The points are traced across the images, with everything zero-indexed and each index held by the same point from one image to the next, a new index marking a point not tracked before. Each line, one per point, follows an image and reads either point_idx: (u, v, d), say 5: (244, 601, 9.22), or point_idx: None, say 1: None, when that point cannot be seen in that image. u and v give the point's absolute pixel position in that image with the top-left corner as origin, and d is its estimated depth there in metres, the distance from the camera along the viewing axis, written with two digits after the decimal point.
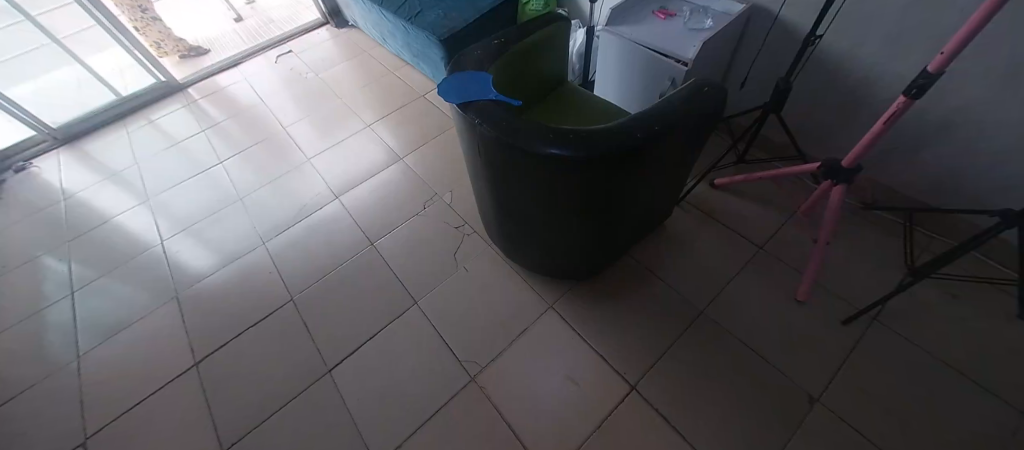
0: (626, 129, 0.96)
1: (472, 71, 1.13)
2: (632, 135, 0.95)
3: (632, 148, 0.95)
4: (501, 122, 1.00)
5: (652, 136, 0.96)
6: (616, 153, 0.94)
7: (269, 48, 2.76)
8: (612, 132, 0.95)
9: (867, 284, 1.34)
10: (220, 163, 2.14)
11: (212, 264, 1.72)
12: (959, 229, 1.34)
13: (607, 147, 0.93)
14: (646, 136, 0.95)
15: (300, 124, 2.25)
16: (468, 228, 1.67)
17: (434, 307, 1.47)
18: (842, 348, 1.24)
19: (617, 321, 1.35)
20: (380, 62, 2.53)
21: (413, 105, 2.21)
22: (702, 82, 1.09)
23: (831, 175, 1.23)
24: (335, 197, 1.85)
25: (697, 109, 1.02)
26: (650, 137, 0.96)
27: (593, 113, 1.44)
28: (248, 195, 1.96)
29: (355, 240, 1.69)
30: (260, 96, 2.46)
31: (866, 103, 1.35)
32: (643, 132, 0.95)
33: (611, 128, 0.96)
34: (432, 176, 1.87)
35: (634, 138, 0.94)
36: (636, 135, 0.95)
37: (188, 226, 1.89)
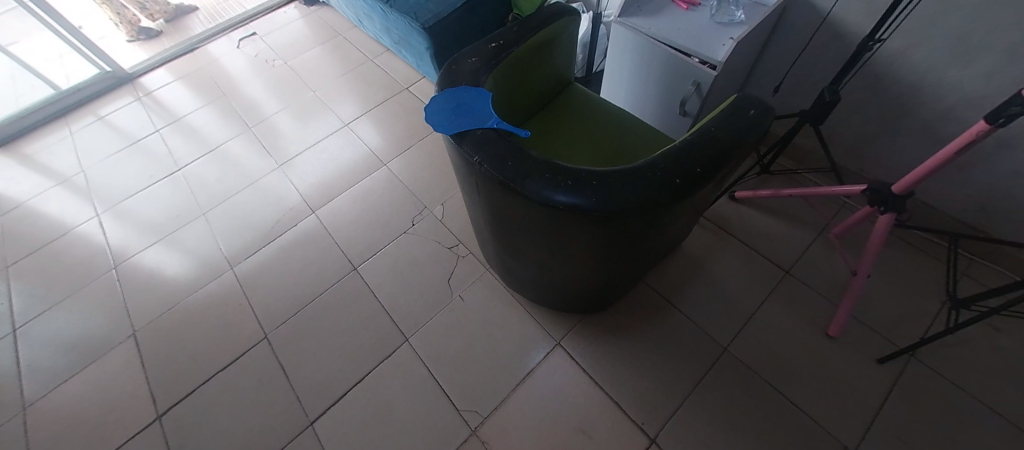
0: (661, 174, 0.76)
1: (467, 86, 0.92)
2: (670, 182, 0.76)
3: (668, 198, 0.76)
4: (505, 161, 0.80)
5: (694, 182, 0.76)
6: (652, 206, 0.75)
7: (230, 30, 2.44)
8: (644, 179, 0.76)
9: (904, 317, 1.21)
10: (179, 168, 1.88)
11: (174, 293, 1.52)
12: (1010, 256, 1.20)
13: (638, 199, 0.74)
14: (686, 182, 0.76)
15: (268, 122, 2.00)
16: (463, 248, 1.50)
17: (427, 345, 1.32)
18: (878, 391, 1.13)
19: (631, 361, 1.23)
20: (357, 47, 2.26)
21: (396, 99, 1.97)
22: (746, 100, 0.89)
23: (880, 202, 1.07)
24: (312, 211, 1.65)
25: (745, 139, 0.82)
26: (692, 182, 0.77)
27: (606, 123, 1.25)
28: (212, 208, 1.72)
29: (336, 264, 1.51)
30: (222, 87, 2.18)
31: (913, 113, 1.19)
32: (683, 177, 0.76)
33: (643, 173, 0.76)
34: (420, 185, 1.67)
35: (671, 186, 0.75)
36: (673, 181, 0.76)
37: (145, 245, 1.66)
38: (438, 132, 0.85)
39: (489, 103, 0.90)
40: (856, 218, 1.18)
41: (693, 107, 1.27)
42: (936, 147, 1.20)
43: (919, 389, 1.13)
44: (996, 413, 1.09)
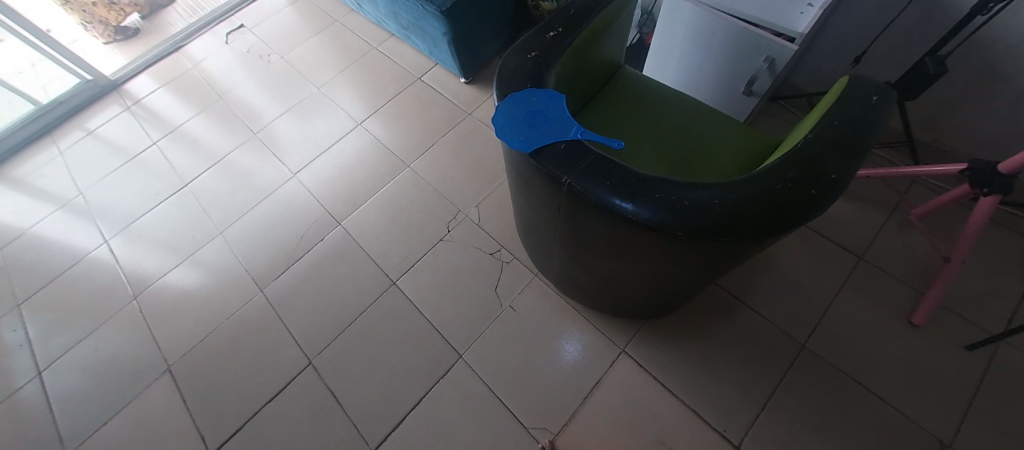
0: (793, 184, 0.64)
1: (534, 89, 0.80)
2: (805, 194, 0.64)
3: (805, 211, 0.64)
4: (602, 181, 0.69)
5: (831, 189, 0.65)
6: (787, 225, 0.63)
7: (216, 23, 2.25)
8: (774, 193, 0.64)
9: (990, 298, 1.15)
10: (186, 183, 1.75)
11: (202, 323, 1.42)
12: None
13: (772, 217, 0.63)
14: (822, 191, 0.64)
15: (274, 125, 1.85)
16: (506, 253, 1.40)
17: (484, 361, 1.25)
18: (970, 379, 1.07)
19: (704, 364, 1.17)
20: (358, 34, 2.07)
21: (409, 91, 1.81)
22: (863, 85, 0.77)
23: (982, 182, 0.97)
24: (337, 222, 1.53)
25: (874, 130, 0.70)
26: (829, 191, 0.65)
27: (669, 110, 1.12)
28: (229, 226, 1.60)
29: (372, 279, 1.41)
30: (217, 89, 2.01)
31: (1004, 79, 1.07)
32: (819, 186, 0.64)
33: (770, 185, 0.65)
34: (450, 186, 1.55)
35: (807, 198, 0.64)
36: (808, 191, 0.64)
37: (163, 271, 1.54)
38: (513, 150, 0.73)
39: (565, 107, 0.77)
40: (947, 197, 1.09)
41: (761, 86, 1.15)
42: None
43: (1014, 375, 1.06)
44: None
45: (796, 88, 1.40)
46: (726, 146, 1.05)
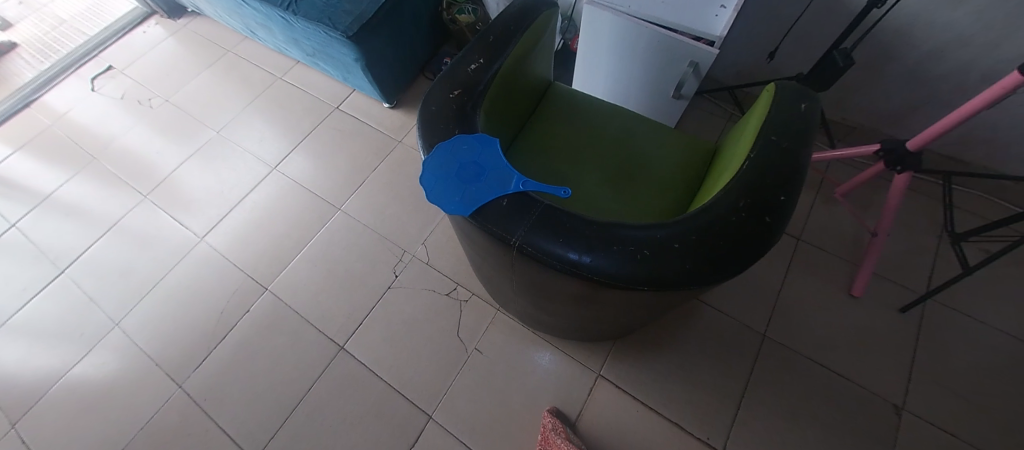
0: (747, 213, 0.62)
1: (465, 135, 0.75)
2: (761, 223, 0.61)
3: (764, 240, 0.61)
4: (556, 238, 0.63)
5: (783, 211, 0.63)
6: (750, 259, 0.60)
7: (75, 67, 1.91)
8: (731, 227, 0.61)
9: (911, 260, 1.25)
10: (64, 268, 1.45)
11: (109, 440, 1.19)
12: (1001, 188, 1.23)
13: (733, 255, 0.60)
14: (776, 216, 0.62)
15: (169, 181, 1.59)
16: (462, 290, 1.31)
17: (455, 416, 1.15)
18: (908, 340, 1.15)
19: (677, 373, 1.17)
20: (257, 64, 1.84)
21: (327, 124, 1.64)
22: (789, 91, 0.76)
23: (895, 161, 1.04)
24: (264, 287, 1.35)
25: (809, 139, 0.70)
26: (782, 214, 0.63)
27: (605, 125, 1.08)
28: (128, 313, 1.35)
29: (317, 346, 1.26)
30: (88, 148, 1.70)
31: (896, 60, 1.16)
32: (771, 212, 0.62)
33: (726, 218, 0.62)
34: (390, 225, 1.42)
35: (762, 227, 0.61)
36: (762, 219, 0.62)
37: (46, 386, 1.26)
38: (448, 213, 0.69)
39: (500, 155, 0.73)
40: (865, 175, 1.16)
41: (689, 89, 1.15)
42: (922, 88, 1.18)
43: (942, 330, 1.16)
44: (1011, 335, 1.14)
45: (718, 82, 1.44)
46: (667, 157, 1.03)
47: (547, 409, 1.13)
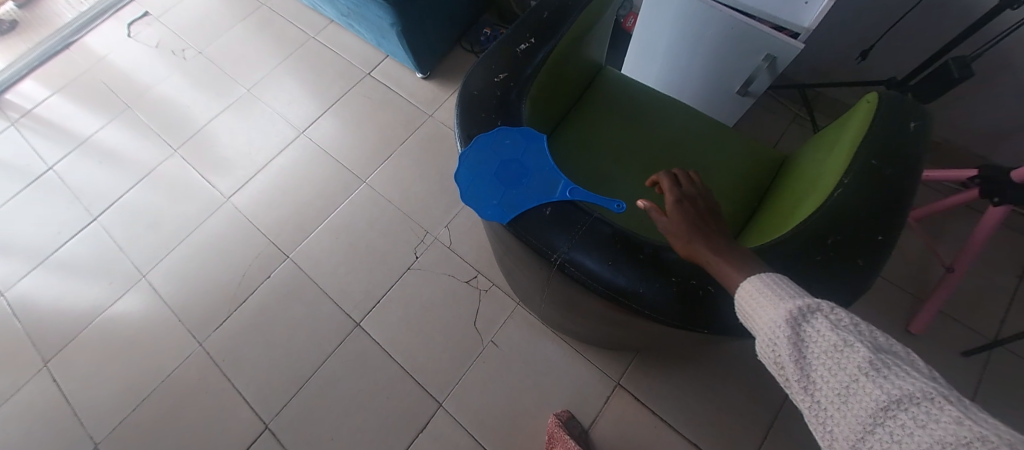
0: (837, 254, 0.55)
1: (508, 128, 0.71)
2: (851, 267, 0.55)
3: (854, 285, 0.55)
4: (606, 262, 0.61)
5: (878, 253, 0.56)
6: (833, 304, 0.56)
7: (113, 11, 1.88)
8: (817, 268, 0.55)
9: (982, 298, 1.12)
10: (96, 216, 1.47)
11: (131, 389, 1.21)
12: None
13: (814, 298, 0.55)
14: (869, 259, 0.56)
15: (199, 137, 1.57)
16: (483, 279, 1.26)
17: (466, 407, 1.12)
18: (969, 387, 1.04)
19: (701, 391, 1.11)
20: (291, 20, 1.77)
21: (357, 90, 1.58)
22: (895, 103, 0.64)
23: (994, 191, 0.90)
24: (285, 255, 1.33)
25: (916, 166, 0.59)
26: (877, 257, 0.56)
27: (660, 120, 0.97)
28: (154, 266, 1.36)
29: (333, 321, 1.24)
30: (122, 95, 1.69)
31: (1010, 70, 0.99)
32: (865, 254, 0.55)
33: (811, 259, 0.55)
34: (414, 203, 1.37)
35: (854, 270, 0.55)
36: (855, 261, 0.55)
37: (76, 330, 1.30)
38: (485, 217, 0.65)
39: (545, 154, 0.70)
40: (950, 202, 1.02)
41: (759, 86, 1.02)
42: None
43: (1010, 381, 1.04)
44: None
45: (787, 78, 1.29)
46: (728, 160, 0.93)
47: (555, 415, 1.06)
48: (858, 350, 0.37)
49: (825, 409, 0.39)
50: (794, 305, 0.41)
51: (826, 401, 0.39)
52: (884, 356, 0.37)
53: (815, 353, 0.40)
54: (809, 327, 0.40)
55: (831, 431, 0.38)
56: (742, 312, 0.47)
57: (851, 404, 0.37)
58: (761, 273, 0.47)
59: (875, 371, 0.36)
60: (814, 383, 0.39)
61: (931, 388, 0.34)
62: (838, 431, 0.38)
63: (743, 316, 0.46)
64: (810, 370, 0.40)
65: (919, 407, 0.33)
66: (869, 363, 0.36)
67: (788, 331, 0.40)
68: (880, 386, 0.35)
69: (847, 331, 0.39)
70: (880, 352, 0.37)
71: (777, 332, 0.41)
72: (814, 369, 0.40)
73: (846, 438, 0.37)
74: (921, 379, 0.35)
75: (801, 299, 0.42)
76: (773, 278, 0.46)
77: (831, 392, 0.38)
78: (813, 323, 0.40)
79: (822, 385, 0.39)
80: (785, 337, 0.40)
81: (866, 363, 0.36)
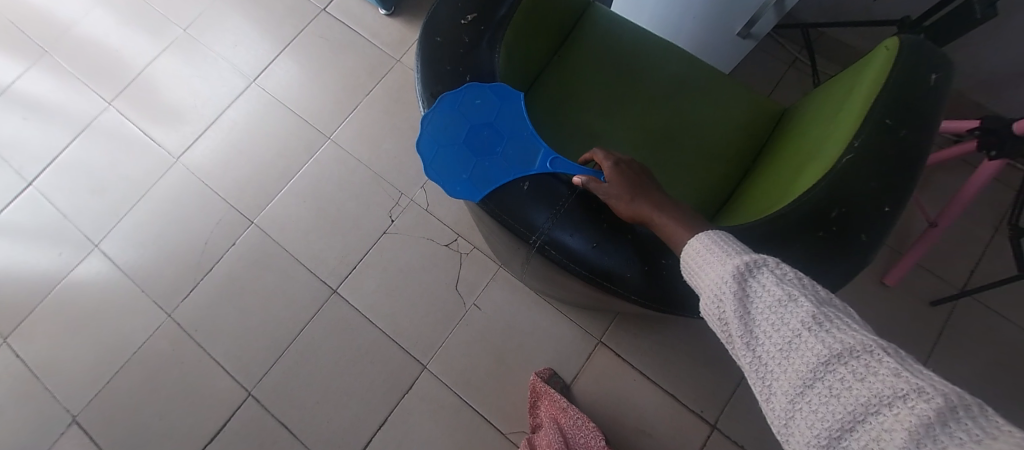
0: (841, 229, 0.50)
1: (479, 84, 0.61)
2: (854, 241, 0.51)
3: (855, 262, 0.51)
4: (591, 243, 0.56)
5: (884, 226, 0.51)
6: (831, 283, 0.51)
7: None
8: (819, 245, 0.50)
9: (954, 250, 1.14)
10: (31, 179, 1.33)
11: (101, 362, 1.17)
12: None
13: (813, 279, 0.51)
14: (874, 234, 0.51)
15: (136, 86, 1.39)
16: (463, 242, 1.21)
17: (450, 368, 1.13)
18: (933, 336, 1.08)
19: (679, 346, 1.13)
20: None
21: (312, 31, 1.39)
22: (916, 52, 0.57)
23: (993, 144, 0.86)
24: (249, 220, 1.24)
25: (930, 126, 0.54)
26: (882, 231, 0.51)
27: (651, 67, 0.88)
28: (107, 234, 1.26)
29: (308, 288, 1.19)
30: (36, 35, 1.45)
31: None
32: (871, 228, 0.51)
33: (811, 234, 0.50)
34: (386, 162, 1.27)
35: (857, 248, 0.51)
36: (859, 237, 0.51)
37: (30, 304, 1.21)
38: (455, 195, 0.58)
39: (521, 117, 0.62)
40: (944, 154, 0.98)
41: (763, 26, 0.93)
42: None
43: (970, 328, 1.09)
44: None
45: (789, 15, 1.18)
46: (722, 113, 0.86)
47: (535, 375, 1.08)
48: (802, 303, 0.35)
49: (765, 365, 0.37)
50: (742, 260, 0.39)
51: (768, 357, 0.37)
52: (827, 310, 0.36)
53: (760, 308, 0.38)
54: (756, 282, 0.39)
55: (770, 386, 0.37)
56: (691, 272, 0.45)
57: (791, 358, 0.35)
58: (711, 231, 0.46)
59: (818, 325, 0.34)
60: (757, 339, 0.37)
61: (871, 340, 0.32)
62: (777, 386, 0.36)
63: (691, 275, 0.45)
64: (754, 327, 0.38)
65: (858, 361, 0.32)
66: (812, 317, 0.35)
67: (735, 286, 0.39)
68: (822, 338, 0.33)
69: (793, 286, 0.37)
70: (824, 307, 0.36)
71: (725, 288, 0.39)
72: (758, 325, 0.38)
73: (783, 392, 0.35)
74: (860, 332, 0.33)
75: (750, 256, 0.40)
76: (720, 237, 0.45)
77: (773, 346, 0.36)
78: (760, 279, 0.39)
79: (766, 340, 0.37)
80: (732, 292, 0.39)
81: (809, 317, 0.35)
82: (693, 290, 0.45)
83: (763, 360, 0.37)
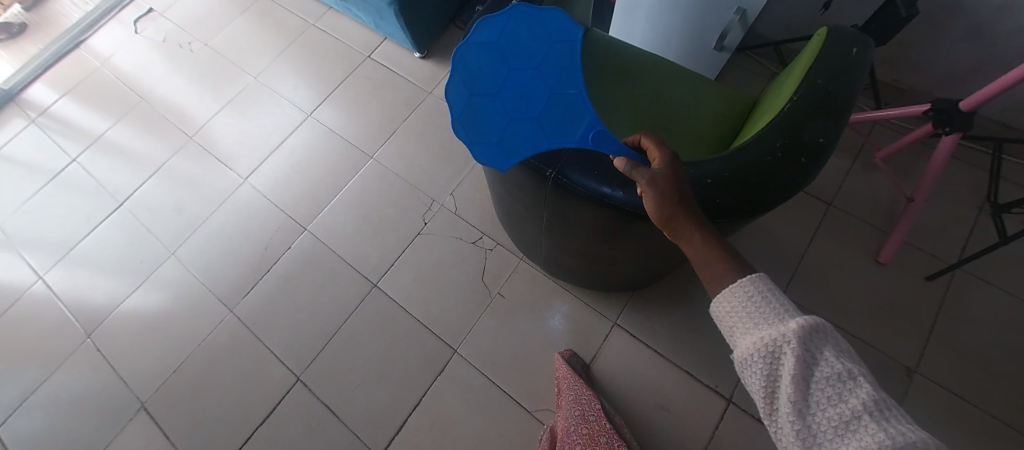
0: (784, 154, 0.65)
1: (527, 7, 0.67)
2: (795, 164, 0.64)
3: (796, 182, 0.65)
4: (591, 172, 0.69)
5: (819, 155, 0.65)
6: (778, 198, 0.65)
7: (122, 9, 1.96)
8: (767, 166, 0.64)
9: (944, 231, 1.22)
10: (121, 202, 1.57)
11: (170, 353, 1.32)
12: None
13: (765, 194, 0.64)
14: (811, 161, 0.65)
15: (212, 123, 1.67)
16: (488, 239, 1.36)
17: (479, 352, 1.24)
18: (933, 309, 1.15)
19: (690, 326, 1.22)
20: (292, 11, 1.86)
21: (359, 74, 1.66)
22: (843, 36, 0.74)
23: (945, 121, 0.99)
24: (303, 227, 1.43)
25: (856, 86, 0.69)
26: (817, 158, 0.65)
27: (642, 70, 1.08)
28: (183, 243, 1.47)
29: (351, 284, 1.35)
30: (136, 89, 1.78)
31: (960, 17, 1.08)
32: (808, 154, 0.65)
33: (760, 157, 0.64)
34: (420, 175, 1.46)
35: (797, 169, 0.65)
36: (799, 161, 0.65)
37: (115, 303, 1.40)
38: (487, 161, 0.68)
39: (563, 87, 0.68)
40: (910, 138, 1.11)
41: (733, 39, 1.13)
42: (981, 49, 1.11)
43: (968, 300, 1.15)
44: None
45: (762, 37, 1.39)
46: (703, 105, 1.03)
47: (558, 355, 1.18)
48: (865, 387, 0.38)
49: (815, 436, 0.40)
50: (809, 331, 0.41)
51: (819, 425, 0.40)
52: (879, 395, 0.39)
53: (818, 379, 0.40)
54: (820, 354, 0.41)
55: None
56: (743, 326, 0.47)
57: (844, 432, 0.38)
58: (760, 283, 0.48)
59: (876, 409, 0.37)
60: (812, 409, 0.40)
61: (921, 434, 0.36)
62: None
63: (741, 328, 0.47)
64: (809, 395, 0.41)
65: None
66: (871, 401, 0.38)
67: (802, 358, 0.41)
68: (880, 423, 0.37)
69: (852, 366, 0.40)
70: (877, 391, 0.39)
71: (787, 355, 0.42)
72: (813, 393, 0.41)
73: None
74: (911, 423, 0.37)
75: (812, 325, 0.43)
76: (777, 296, 0.47)
77: (828, 419, 0.39)
78: (824, 352, 0.41)
79: (820, 410, 0.40)
80: (797, 362, 0.41)
81: (869, 401, 0.38)
82: (741, 343, 0.47)
83: (813, 427, 0.40)
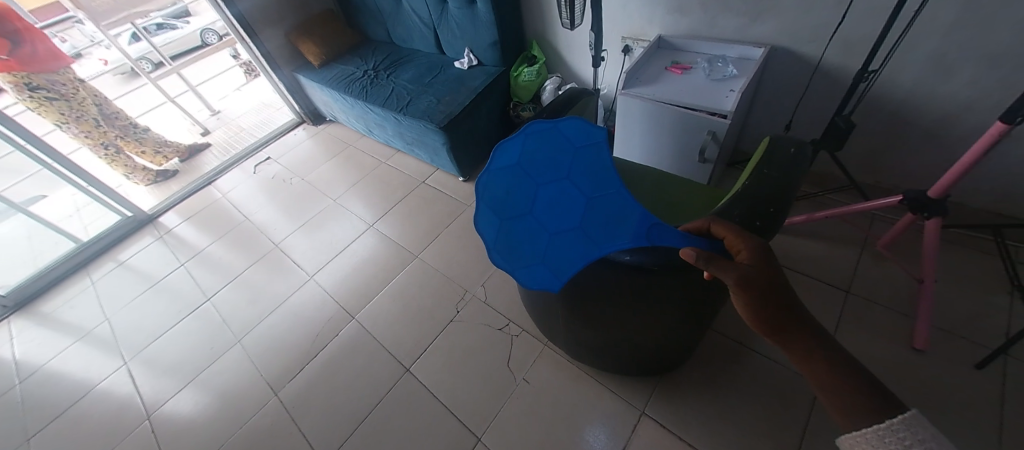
0: (740, 218, 0.80)
1: (543, 122, 0.74)
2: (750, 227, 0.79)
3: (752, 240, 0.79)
4: None
5: (770, 221, 0.80)
6: None
7: (245, 158, 2.60)
8: None
9: (980, 316, 1.19)
10: (206, 299, 1.86)
11: (214, 435, 1.40)
12: None
13: None
14: (764, 225, 0.80)
15: (293, 235, 2.03)
16: (514, 326, 1.46)
17: (502, 441, 1.22)
18: (994, 399, 1.06)
19: (722, 415, 1.17)
20: (369, 154, 2.39)
21: (414, 194, 2.04)
22: (785, 142, 0.95)
23: (920, 208, 1.11)
24: (352, 317, 1.61)
25: (796, 174, 0.88)
26: (769, 224, 0.80)
27: (639, 176, 1.32)
28: (248, 332, 1.67)
29: (386, 369, 1.44)
30: (241, 213, 2.25)
31: (912, 127, 1.28)
32: (761, 220, 0.80)
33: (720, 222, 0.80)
34: (456, 271, 1.66)
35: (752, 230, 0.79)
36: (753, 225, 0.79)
37: (180, 386, 1.56)
38: (535, 285, 0.72)
39: (598, 193, 0.71)
40: (900, 227, 1.22)
41: (712, 153, 1.34)
42: (944, 151, 1.27)
43: None
44: None
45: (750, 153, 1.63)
46: (692, 200, 1.22)
47: None
48: None
49: None
50: None
51: None
52: None
53: None
54: None
55: None
56: None
57: None
58: (911, 423, 0.56)
59: None
60: None
61: None
62: None
63: None
64: None
65: None
66: None
67: None
68: None
69: None
70: None
71: None
72: None
73: None
74: None
75: None
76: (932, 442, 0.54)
77: None
78: None
79: None
80: None
81: None
82: None
83: None
